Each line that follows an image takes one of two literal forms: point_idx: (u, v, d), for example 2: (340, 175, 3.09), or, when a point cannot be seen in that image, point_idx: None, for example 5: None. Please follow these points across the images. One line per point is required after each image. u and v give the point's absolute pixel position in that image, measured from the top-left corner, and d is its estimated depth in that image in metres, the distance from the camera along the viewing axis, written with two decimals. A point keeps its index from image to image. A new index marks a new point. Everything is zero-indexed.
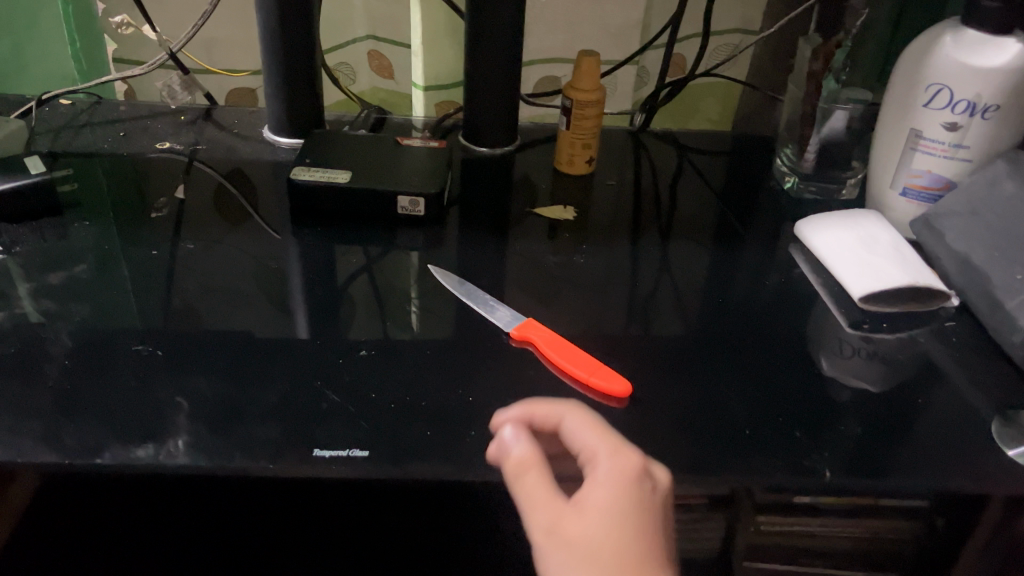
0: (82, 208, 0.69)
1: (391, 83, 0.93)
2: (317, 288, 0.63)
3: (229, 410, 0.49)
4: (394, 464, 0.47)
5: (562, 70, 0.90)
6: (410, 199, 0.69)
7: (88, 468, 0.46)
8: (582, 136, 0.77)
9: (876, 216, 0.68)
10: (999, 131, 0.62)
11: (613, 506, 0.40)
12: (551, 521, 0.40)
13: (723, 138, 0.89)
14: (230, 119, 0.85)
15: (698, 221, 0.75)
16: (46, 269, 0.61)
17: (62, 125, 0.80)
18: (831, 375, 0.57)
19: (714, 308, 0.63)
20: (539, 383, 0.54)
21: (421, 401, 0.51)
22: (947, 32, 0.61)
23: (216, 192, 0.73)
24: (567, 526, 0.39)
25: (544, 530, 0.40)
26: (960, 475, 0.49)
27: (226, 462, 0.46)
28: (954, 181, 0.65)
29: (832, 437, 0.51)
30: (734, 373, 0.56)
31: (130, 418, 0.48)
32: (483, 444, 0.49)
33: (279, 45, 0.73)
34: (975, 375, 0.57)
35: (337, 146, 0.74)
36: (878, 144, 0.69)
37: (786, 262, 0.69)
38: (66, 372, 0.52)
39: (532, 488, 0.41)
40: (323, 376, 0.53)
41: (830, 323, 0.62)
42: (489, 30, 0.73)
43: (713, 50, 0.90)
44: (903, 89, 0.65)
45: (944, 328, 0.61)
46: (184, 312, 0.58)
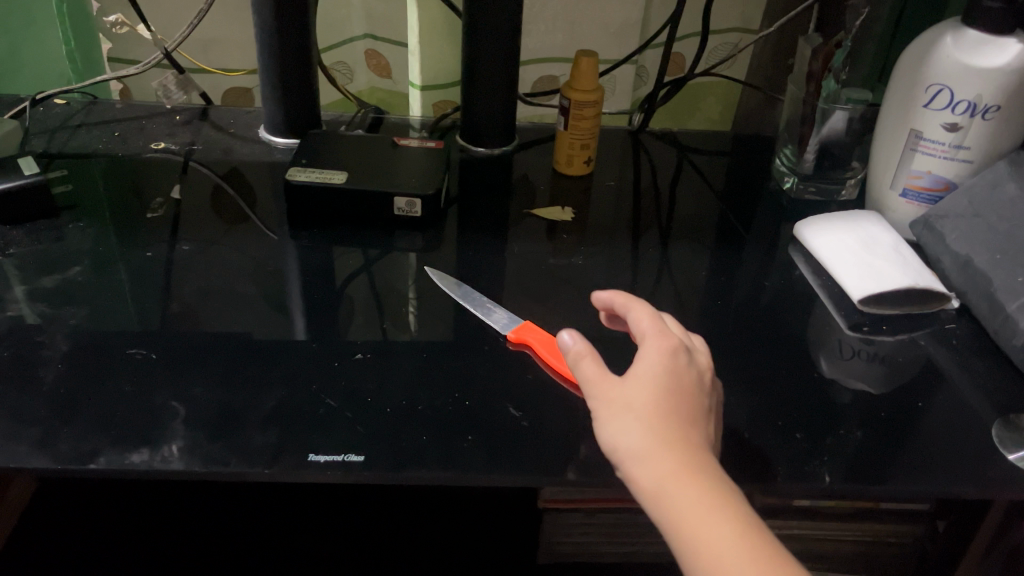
0: (77, 209, 0.69)
1: (389, 82, 0.93)
2: (314, 290, 0.62)
3: (225, 415, 0.49)
4: (390, 470, 0.46)
5: (560, 70, 0.89)
6: (407, 200, 0.69)
7: (83, 474, 0.46)
8: (580, 136, 0.76)
9: (876, 217, 0.68)
10: (1000, 132, 0.62)
11: (655, 369, 0.45)
12: (600, 387, 0.45)
13: (722, 138, 0.88)
14: (226, 119, 0.84)
15: (697, 221, 0.75)
16: (41, 270, 0.61)
17: (57, 125, 0.79)
18: (830, 376, 0.56)
19: (713, 309, 0.63)
20: (537, 387, 0.53)
21: (418, 405, 0.51)
22: (948, 32, 0.60)
23: (212, 192, 0.73)
24: (613, 389, 0.44)
25: (594, 396, 0.45)
26: (962, 479, 0.49)
27: (222, 467, 0.45)
28: (954, 182, 0.65)
29: (832, 441, 0.51)
30: (733, 375, 0.56)
31: (125, 423, 0.48)
32: (481, 449, 0.48)
33: (276, 44, 0.72)
34: (976, 378, 0.57)
35: (334, 146, 0.73)
36: (878, 144, 0.68)
37: (786, 264, 0.69)
38: (60, 376, 0.51)
39: (585, 365, 0.47)
40: (320, 381, 0.52)
41: (830, 325, 0.62)
42: (487, 30, 0.72)
43: (712, 49, 0.89)
44: (903, 90, 0.64)
45: (945, 330, 0.61)
46: (180, 314, 0.58)
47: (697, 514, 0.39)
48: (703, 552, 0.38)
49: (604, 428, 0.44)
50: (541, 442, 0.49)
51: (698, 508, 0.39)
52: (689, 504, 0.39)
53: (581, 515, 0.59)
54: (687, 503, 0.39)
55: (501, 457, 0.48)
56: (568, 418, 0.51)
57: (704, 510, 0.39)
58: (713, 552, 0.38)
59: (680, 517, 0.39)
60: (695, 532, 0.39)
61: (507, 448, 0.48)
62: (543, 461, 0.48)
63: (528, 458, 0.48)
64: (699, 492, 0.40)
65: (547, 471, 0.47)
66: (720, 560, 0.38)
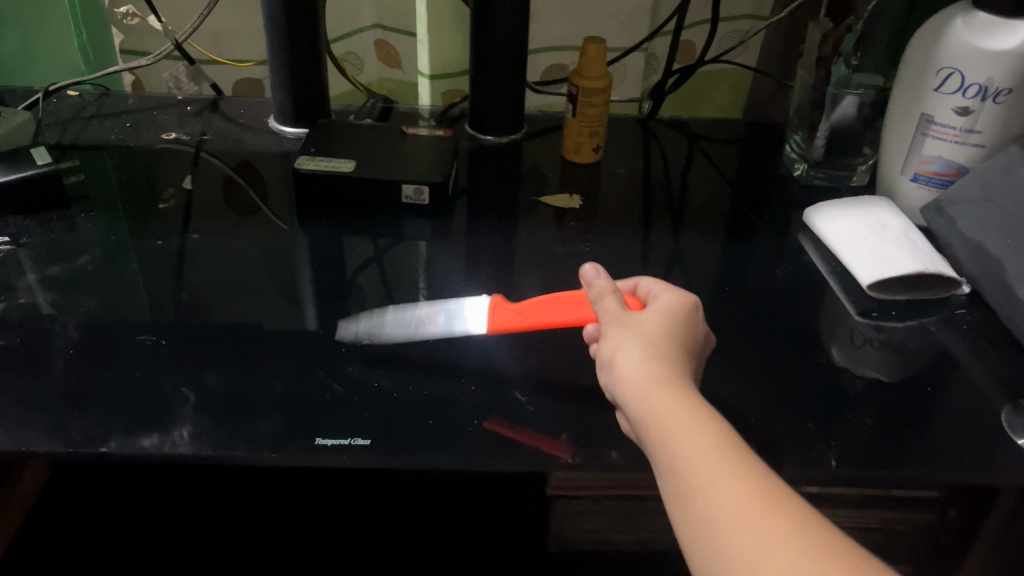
0: (89, 199, 0.69)
1: (399, 72, 0.93)
2: (323, 279, 0.63)
3: (233, 401, 0.49)
4: (397, 454, 0.47)
5: (569, 58, 0.89)
6: (415, 188, 0.69)
7: (92, 459, 0.46)
8: (588, 124, 0.76)
9: (887, 203, 0.67)
10: (1012, 115, 0.61)
11: (658, 308, 0.47)
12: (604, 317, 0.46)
13: (733, 126, 0.88)
14: (236, 110, 0.85)
15: (707, 209, 0.74)
16: (53, 260, 0.62)
17: (70, 117, 0.80)
18: (842, 363, 0.56)
19: (722, 297, 0.63)
20: (543, 373, 0.54)
21: (425, 390, 0.51)
22: (958, 14, 0.60)
23: (223, 181, 0.74)
24: (615, 317, 0.46)
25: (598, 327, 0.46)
26: (970, 465, 0.48)
27: (229, 452, 0.46)
28: (966, 167, 0.64)
29: (840, 427, 0.51)
30: (741, 363, 0.56)
31: (133, 409, 0.48)
32: (486, 434, 0.48)
33: (283, 33, 0.72)
34: (987, 364, 0.56)
35: (343, 136, 0.74)
36: (889, 129, 0.68)
37: (795, 251, 0.69)
38: (70, 363, 0.52)
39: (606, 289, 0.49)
40: (327, 367, 0.53)
41: (839, 311, 0.61)
42: (494, 17, 0.72)
43: (723, 36, 0.89)
44: (913, 74, 0.64)
45: (956, 315, 0.60)
46: (190, 303, 0.59)
47: (682, 414, 0.39)
48: (687, 452, 0.38)
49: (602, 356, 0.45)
50: (547, 426, 0.49)
51: (682, 410, 0.39)
52: (673, 409, 0.39)
53: (588, 503, 0.60)
54: (673, 408, 0.39)
55: (507, 441, 0.48)
56: (573, 404, 0.51)
57: (688, 415, 0.39)
58: (696, 448, 0.38)
59: (665, 422, 0.39)
60: (679, 437, 0.38)
61: (512, 434, 0.48)
62: (549, 446, 0.48)
63: (535, 444, 0.48)
64: (684, 400, 0.40)
65: (552, 455, 0.47)
66: (694, 456, 0.37)
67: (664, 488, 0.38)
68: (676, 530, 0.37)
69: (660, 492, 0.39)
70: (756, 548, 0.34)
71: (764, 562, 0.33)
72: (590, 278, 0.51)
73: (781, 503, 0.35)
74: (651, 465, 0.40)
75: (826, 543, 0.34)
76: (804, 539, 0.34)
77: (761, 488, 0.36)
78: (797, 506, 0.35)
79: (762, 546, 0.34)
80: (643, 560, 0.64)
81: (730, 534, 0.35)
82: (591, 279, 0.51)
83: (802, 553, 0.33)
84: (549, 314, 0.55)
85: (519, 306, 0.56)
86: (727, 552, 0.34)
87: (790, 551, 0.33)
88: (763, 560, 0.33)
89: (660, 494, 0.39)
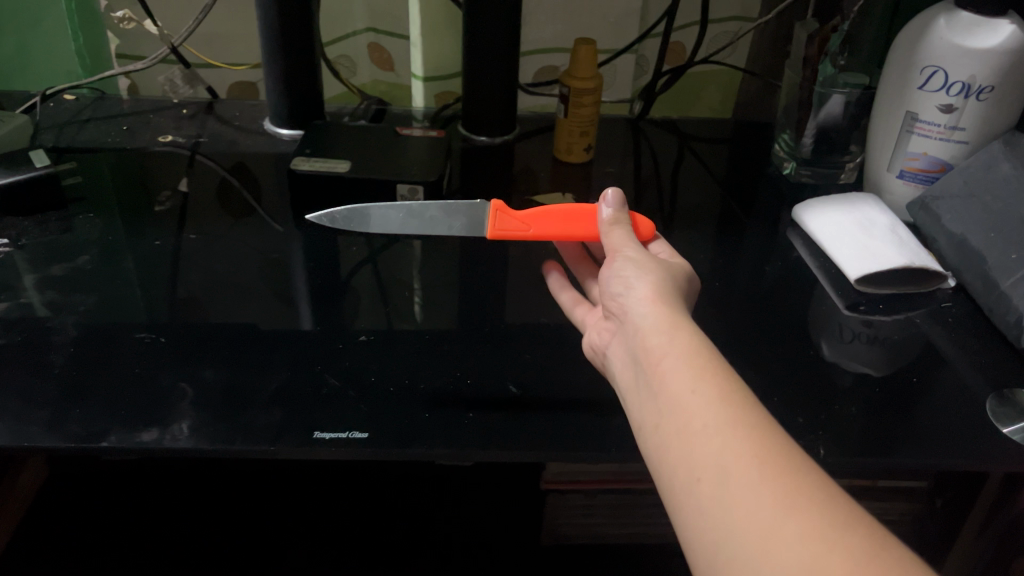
0: (86, 201, 0.70)
1: (392, 74, 0.94)
2: (319, 277, 0.63)
3: (231, 396, 0.50)
4: (394, 447, 0.47)
5: (561, 60, 0.90)
6: (409, 188, 0.69)
7: (93, 453, 0.47)
8: (579, 124, 0.77)
9: (873, 200, 0.69)
10: (995, 113, 0.62)
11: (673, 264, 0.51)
12: (627, 241, 0.51)
13: (722, 126, 0.89)
14: (231, 112, 0.86)
15: (697, 207, 0.75)
16: (52, 260, 0.62)
17: (66, 120, 0.81)
18: (830, 357, 0.57)
19: (712, 292, 0.64)
20: (536, 367, 0.54)
21: (420, 385, 0.52)
22: (941, 13, 0.61)
23: (218, 183, 0.74)
24: (637, 248, 0.50)
25: (617, 246, 0.51)
26: (956, 452, 0.49)
27: (228, 445, 0.47)
28: (950, 163, 0.65)
29: (828, 417, 0.52)
30: (731, 357, 0.57)
31: (133, 404, 0.49)
32: (481, 426, 0.49)
33: (277, 37, 0.73)
34: (972, 354, 0.57)
35: (338, 137, 0.75)
36: (875, 127, 0.69)
37: (784, 247, 0.70)
38: (70, 360, 0.52)
39: (622, 219, 0.53)
40: (323, 362, 0.54)
41: (828, 305, 0.63)
42: (486, 19, 0.73)
43: (712, 37, 0.90)
44: (898, 73, 0.65)
45: (941, 309, 0.61)
46: (188, 301, 0.59)
47: (696, 353, 0.40)
48: (708, 394, 0.38)
49: (621, 277, 0.47)
50: (541, 419, 0.50)
51: (692, 353, 0.40)
52: (694, 350, 0.40)
53: (582, 497, 0.61)
54: (694, 351, 0.40)
55: (501, 433, 0.49)
56: (566, 397, 0.52)
57: (710, 362, 0.39)
58: (718, 396, 0.38)
59: (686, 362, 0.40)
60: (699, 378, 0.39)
61: (507, 426, 0.49)
62: (543, 437, 0.49)
63: (529, 435, 0.49)
64: (704, 347, 0.41)
65: (546, 446, 0.48)
66: (704, 393, 0.38)
67: (668, 428, 0.38)
68: (676, 474, 0.37)
69: (658, 432, 0.39)
70: (773, 501, 0.33)
71: (780, 516, 0.32)
72: (607, 204, 0.55)
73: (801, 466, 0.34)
74: (649, 395, 0.40)
75: (844, 505, 0.33)
76: (825, 502, 0.33)
77: (781, 446, 0.35)
78: (808, 467, 0.35)
79: (779, 499, 0.33)
80: (637, 554, 0.65)
81: (745, 484, 0.34)
82: (608, 203, 0.55)
83: (820, 509, 0.32)
84: (557, 225, 0.56)
85: (522, 217, 0.57)
86: (739, 499, 0.34)
87: (810, 511, 0.32)
88: (780, 508, 0.33)
89: (658, 433, 0.39)
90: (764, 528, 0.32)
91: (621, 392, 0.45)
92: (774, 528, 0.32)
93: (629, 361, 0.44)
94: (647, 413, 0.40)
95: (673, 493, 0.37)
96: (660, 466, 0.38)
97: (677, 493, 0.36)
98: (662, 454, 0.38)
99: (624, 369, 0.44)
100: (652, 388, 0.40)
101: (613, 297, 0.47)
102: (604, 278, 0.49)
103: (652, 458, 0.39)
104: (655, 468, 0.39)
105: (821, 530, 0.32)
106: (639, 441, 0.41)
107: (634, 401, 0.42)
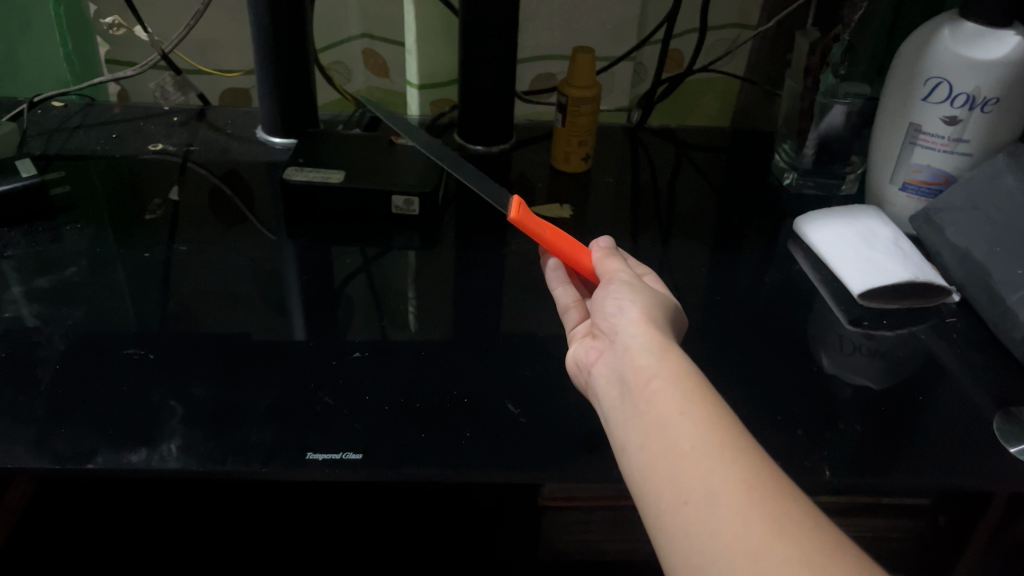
0: (75, 210, 0.68)
1: (387, 81, 0.93)
2: (313, 289, 0.62)
3: (223, 414, 0.49)
4: (389, 467, 0.46)
5: (557, 67, 0.89)
6: (405, 198, 0.68)
7: (80, 474, 0.45)
8: (577, 133, 0.76)
9: (875, 212, 0.68)
10: (999, 125, 0.61)
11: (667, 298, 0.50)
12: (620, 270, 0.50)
13: (721, 134, 0.88)
14: (223, 119, 0.84)
15: (696, 217, 0.74)
16: (39, 271, 0.61)
17: (55, 127, 0.80)
18: (830, 370, 0.56)
19: (712, 304, 0.63)
20: (535, 384, 0.53)
21: (416, 403, 0.51)
22: (945, 24, 0.60)
23: (210, 192, 0.73)
24: (632, 276, 0.49)
25: (610, 273, 0.50)
26: (963, 473, 0.48)
27: (219, 466, 0.45)
28: (954, 175, 0.64)
29: (832, 435, 0.50)
30: (732, 370, 0.56)
31: (122, 423, 0.48)
32: (478, 445, 0.48)
33: (270, 43, 0.72)
34: (976, 370, 0.56)
35: (332, 146, 0.73)
36: (878, 138, 0.68)
37: (784, 259, 0.69)
38: (58, 376, 0.51)
39: (615, 254, 0.53)
40: (317, 379, 0.52)
41: (829, 318, 0.62)
42: (483, 26, 0.72)
43: (711, 45, 0.89)
44: (900, 84, 0.64)
45: (945, 323, 0.60)
46: (179, 314, 0.58)
47: (688, 376, 0.39)
48: (697, 417, 0.37)
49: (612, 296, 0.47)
50: (539, 437, 0.49)
51: (683, 375, 0.39)
52: (682, 373, 0.39)
53: (581, 513, 0.60)
54: (683, 374, 0.39)
55: (498, 452, 0.48)
56: (564, 414, 0.51)
57: (700, 387, 0.39)
58: (708, 420, 0.37)
59: (675, 384, 0.39)
60: (689, 400, 0.38)
61: (506, 445, 0.48)
62: (541, 457, 0.47)
63: (528, 455, 0.48)
64: (693, 372, 0.40)
65: (545, 466, 0.47)
66: (695, 413, 0.37)
67: (653, 448, 0.37)
68: (662, 495, 0.35)
69: (642, 452, 0.38)
70: (763, 527, 0.32)
71: (770, 543, 0.31)
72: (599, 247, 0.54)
73: (791, 494, 0.33)
74: (634, 414, 0.39)
75: (834, 538, 0.32)
76: (817, 533, 0.32)
77: (772, 473, 0.34)
78: (799, 495, 0.34)
79: (770, 526, 0.32)
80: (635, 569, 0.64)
81: (734, 509, 0.33)
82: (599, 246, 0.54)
83: (811, 539, 0.31)
84: (565, 246, 0.56)
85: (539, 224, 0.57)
86: (727, 524, 0.32)
87: (801, 540, 0.31)
88: (770, 535, 0.32)
89: (642, 453, 0.37)
90: (753, 554, 0.31)
91: (601, 411, 0.43)
92: (764, 555, 0.31)
93: (613, 380, 0.43)
94: (629, 431, 0.39)
95: (657, 515, 0.35)
96: (643, 486, 0.37)
97: (662, 514, 0.35)
98: (646, 474, 0.37)
99: (607, 389, 0.43)
100: (637, 407, 0.39)
101: (603, 316, 0.46)
102: (596, 301, 0.48)
103: (636, 478, 0.37)
104: (638, 488, 0.37)
105: (812, 560, 0.31)
106: (620, 461, 0.39)
107: (616, 420, 0.41)
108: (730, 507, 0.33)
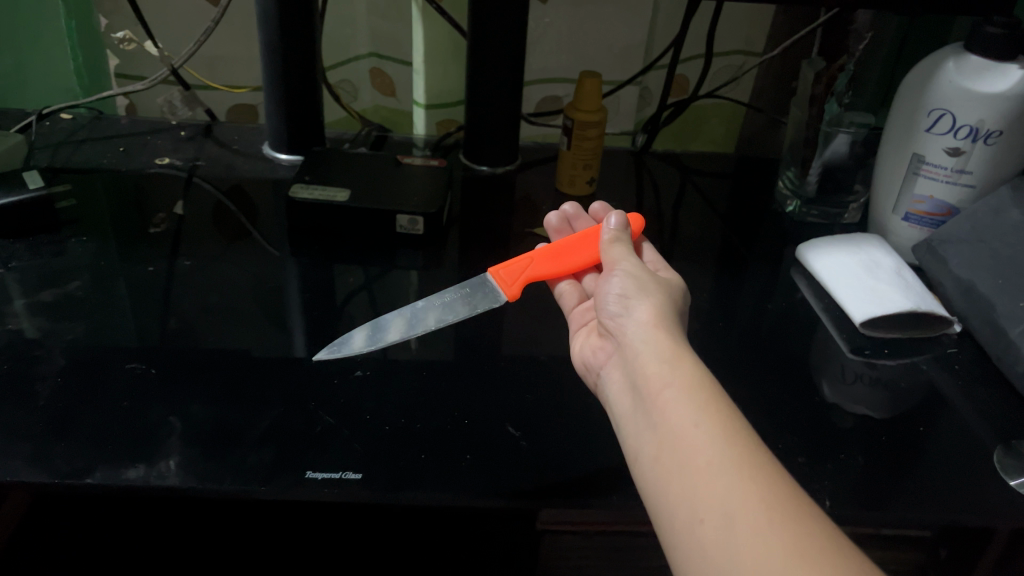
0: (79, 223, 0.69)
1: (393, 100, 0.93)
2: (315, 305, 0.62)
3: (221, 433, 0.49)
4: (386, 490, 0.46)
5: (564, 89, 0.90)
6: (410, 218, 0.68)
7: (77, 490, 0.45)
8: (583, 157, 0.77)
9: (879, 241, 0.68)
10: (1003, 157, 0.62)
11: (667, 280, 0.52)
12: (625, 256, 0.51)
13: (725, 160, 0.89)
14: (230, 136, 0.85)
15: (699, 242, 0.75)
16: (42, 284, 0.61)
17: (61, 140, 0.80)
18: (832, 399, 0.56)
19: (714, 329, 0.63)
20: (536, 409, 0.53)
21: (416, 424, 0.51)
22: (949, 56, 0.61)
23: (215, 207, 0.73)
24: (637, 265, 0.50)
25: (615, 261, 0.51)
26: (964, 507, 0.48)
27: (217, 485, 0.45)
28: (957, 207, 0.65)
29: (833, 466, 0.50)
30: (733, 396, 0.56)
31: (121, 439, 0.48)
32: (479, 469, 0.48)
33: (279, 61, 0.73)
34: (978, 404, 0.56)
35: (338, 164, 0.74)
36: (882, 167, 0.69)
37: (786, 287, 0.69)
38: (57, 392, 0.51)
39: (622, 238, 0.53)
40: (318, 399, 0.52)
41: (831, 347, 0.62)
42: (491, 49, 0.73)
43: (717, 70, 0.90)
44: (905, 115, 0.65)
45: (947, 354, 0.61)
46: (180, 329, 0.58)
47: (700, 383, 0.39)
48: (712, 431, 0.37)
49: (623, 295, 0.47)
50: (538, 463, 0.49)
51: (695, 383, 0.39)
52: (696, 382, 0.39)
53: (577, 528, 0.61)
54: (696, 384, 0.39)
55: (498, 476, 0.47)
56: (564, 438, 0.51)
57: (713, 396, 0.39)
58: (723, 435, 0.36)
59: (687, 395, 0.39)
60: (704, 412, 0.38)
61: (505, 470, 0.48)
62: (541, 481, 0.47)
63: (527, 479, 0.47)
64: (707, 380, 0.40)
65: (544, 491, 0.47)
66: (708, 424, 0.37)
67: (668, 462, 0.37)
68: (678, 512, 0.35)
69: (658, 465, 0.38)
70: (782, 551, 0.32)
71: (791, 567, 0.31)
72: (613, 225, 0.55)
73: (810, 516, 0.33)
74: (648, 426, 0.39)
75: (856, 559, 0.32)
76: (839, 557, 0.31)
77: (790, 492, 0.34)
78: (819, 515, 0.34)
79: (789, 550, 0.32)
80: None
81: (754, 531, 0.33)
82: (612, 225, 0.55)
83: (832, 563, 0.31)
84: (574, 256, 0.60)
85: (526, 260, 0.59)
86: (745, 547, 0.32)
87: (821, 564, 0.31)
88: (789, 558, 0.31)
89: (657, 465, 0.38)
90: None
91: (615, 416, 0.44)
92: None
93: (626, 387, 0.43)
94: (645, 443, 0.39)
95: (673, 532, 0.35)
96: (659, 501, 0.37)
97: (678, 534, 0.35)
98: (660, 488, 0.37)
99: (621, 395, 0.44)
100: (651, 418, 0.39)
101: (614, 316, 0.47)
102: (601, 297, 0.49)
103: (652, 493, 0.37)
104: (653, 501, 0.37)
105: None
106: (634, 471, 0.39)
107: (630, 429, 0.41)
108: (748, 529, 0.33)
